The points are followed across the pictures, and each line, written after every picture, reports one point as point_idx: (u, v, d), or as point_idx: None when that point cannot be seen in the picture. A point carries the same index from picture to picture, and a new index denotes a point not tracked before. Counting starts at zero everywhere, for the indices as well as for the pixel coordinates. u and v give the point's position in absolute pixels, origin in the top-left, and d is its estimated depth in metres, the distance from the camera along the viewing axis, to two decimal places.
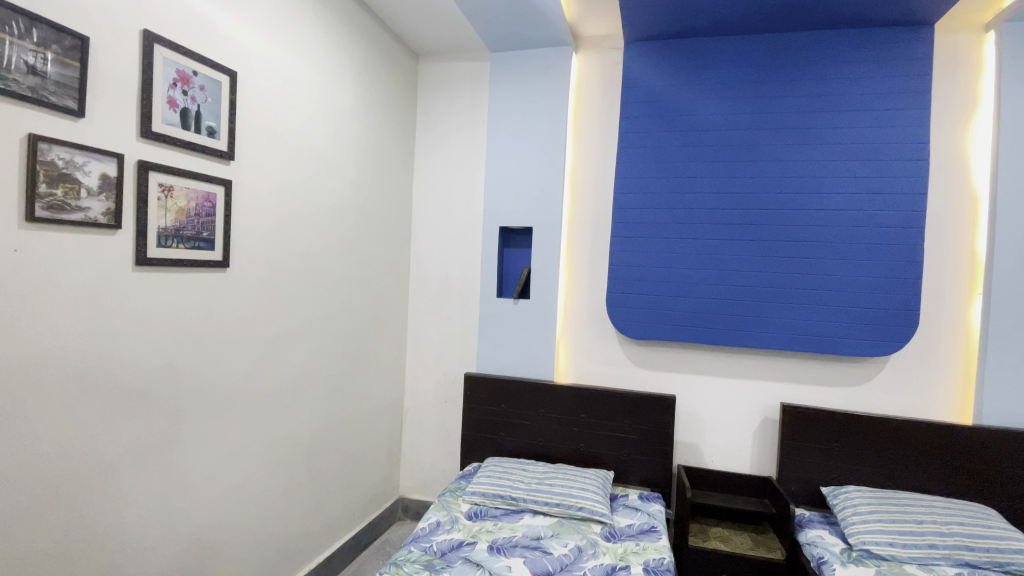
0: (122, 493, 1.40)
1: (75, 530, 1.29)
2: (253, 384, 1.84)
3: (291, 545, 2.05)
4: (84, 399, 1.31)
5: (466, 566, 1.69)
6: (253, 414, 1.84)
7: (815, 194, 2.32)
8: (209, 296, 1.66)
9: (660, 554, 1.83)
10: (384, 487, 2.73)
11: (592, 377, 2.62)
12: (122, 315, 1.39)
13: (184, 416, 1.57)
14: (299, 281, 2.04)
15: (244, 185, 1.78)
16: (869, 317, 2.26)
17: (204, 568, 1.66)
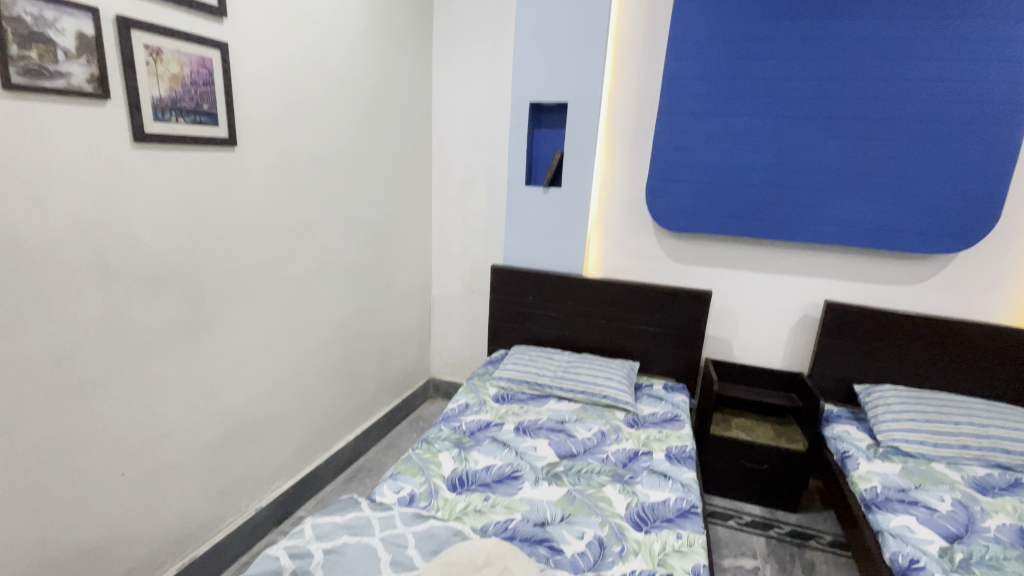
0: (158, 373, 1.44)
1: (120, 405, 1.36)
2: (276, 271, 1.81)
3: (328, 420, 2.18)
4: (105, 282, 1.29)
5: (493, 446, 1.74)
6: (279, 300, 1.84)
7: (911, 59, 1.93)
8: (220, 177, 1.55)
9: (682, 442, 1.86)
10: (415, 369, 2.83)
11: (623, 270, 2.50)
12: (128, 196, 1.32)
13: (209, 302, 1.57)
14: (314, 163, 1.90)
15: (243, 50, 1.57)
16: (943, 210, 2.01)
17: (247, 438, 1.78)
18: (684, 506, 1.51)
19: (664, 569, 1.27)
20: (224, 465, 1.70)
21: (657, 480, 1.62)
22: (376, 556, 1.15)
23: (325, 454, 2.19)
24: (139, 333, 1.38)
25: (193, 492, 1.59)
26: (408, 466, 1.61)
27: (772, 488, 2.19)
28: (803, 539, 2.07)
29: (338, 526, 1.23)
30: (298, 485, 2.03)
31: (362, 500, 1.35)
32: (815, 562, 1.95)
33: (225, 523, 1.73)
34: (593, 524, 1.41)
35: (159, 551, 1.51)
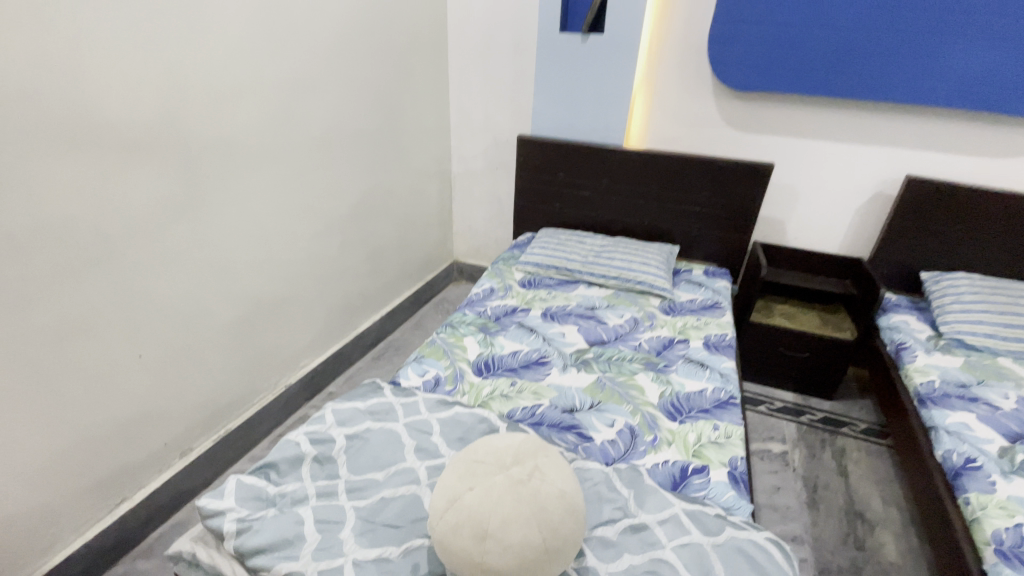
0: (159, 254, 1.33)
1: (123, 287, 1.27)
2: (274, 140, 1.59)
3: (350, 301, 2.12)
4: (74, 151, 1.12)
5: (520, 331, 1.64)
6: (282, 174, 1.65)
7: None
8: (189, 19, 1.27)
9: (723, 330, 1.72)
10: (438, 250, 2.71)
11: (670, 140, 2.18)
12: (78, 41, 1.08)
13: (202, 175, 1.39)
14: (304, 7, 1.58)
15: None
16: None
17: (266, 318, 1.73)
18: (723, 397, 1.41)
19: (698, 461, 1.20)
20: (246, 345, 1.67)
21: (694, 369, 1.51)
22: (401, 443, 1.09)
23: (351, 334, 2.17)
24: (128, 211, 1.24)
25: (217, 371, 1.59)
26: (433, 351, 1.53)
27: (810, 376, 2.10)
28: (836, 425, 2.01)
29: (360, 412, 1.16)
30: (326, 363, 2.04)
31: (384, 385, 1.27)
32: (847, 448, 1.91)
33: (256, 399, 1.76)
34: (624, 413, 1.32)
35: (192, 425, 1.54)
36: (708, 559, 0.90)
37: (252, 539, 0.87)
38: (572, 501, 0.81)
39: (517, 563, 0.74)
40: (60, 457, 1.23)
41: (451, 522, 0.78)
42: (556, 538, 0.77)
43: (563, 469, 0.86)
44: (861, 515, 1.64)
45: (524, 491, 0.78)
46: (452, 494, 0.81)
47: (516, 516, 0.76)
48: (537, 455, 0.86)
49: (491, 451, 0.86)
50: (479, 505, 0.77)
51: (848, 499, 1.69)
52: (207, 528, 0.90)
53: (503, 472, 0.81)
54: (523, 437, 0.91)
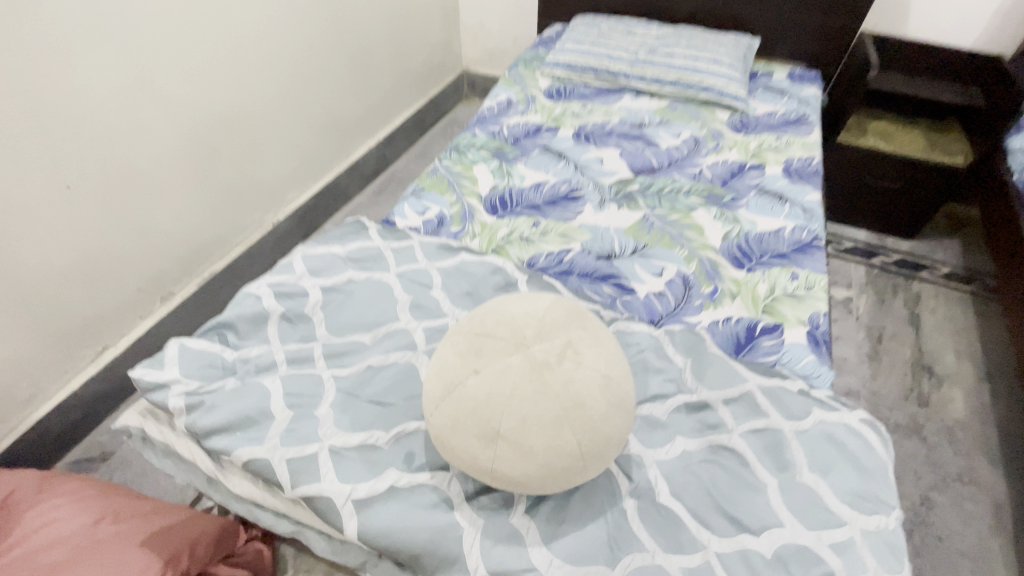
0: (39, 43, 0.95)
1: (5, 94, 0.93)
2: None
3: (338, 121, 1.74)
4: None
5: (545, 156, 1.26)
6: None
7: None
8: None
9: (809, 153, 1.33)
10: (443, 57, 2.18)
11: None
12: None
13: None
14: None
15: None
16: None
17: (229, 140, 1.38)
18: (804, 239, 1.10)
19: (770, 318, 0.95)
20: (214, 174, 1.38)
21: (768, 204, 1.17)
22: (393, 300, 0.85)
23: (345, 163, 1.83)
24: None
25: (183, 206, 1.32)
26: (434, 182, 1.19)
27: (894, 210, 1.74)
28: (913, 269, 1.72)
29: (339, 260, 0.89)
30: (318, 197, 1.74)
31: (371, 224, 0.98)
32: (922, 295, 1.64)
33: (241, 238, 1.53)
34: (678, 259, 1.02)
35: (168, 267, 1.34)
36: (789, 449, 0.68)
37: (206, 419, 0.70)
38: (619, 390, 0.59)
39: (538, 471, 0.56)
40: (7, 306, 1.05)
41: (450, 413, 0.59)
42: (594, 441, 0.57)
43: (609, 346, 0.62)
44: (929, 369, 1.44)
45: (551, 380, 0.56)
46: (452, 377, 0.60)
47: (537, 415, 0.55)
48: (572, 327, 0.62)
49: (506, 321, 0.62)
50: (486, 397, 0.57)
51: (916, 351, 1.48)
52: (152, 404, 0.72)
53: (521, 352, 0.58)
54: (553, 300, 0.66)
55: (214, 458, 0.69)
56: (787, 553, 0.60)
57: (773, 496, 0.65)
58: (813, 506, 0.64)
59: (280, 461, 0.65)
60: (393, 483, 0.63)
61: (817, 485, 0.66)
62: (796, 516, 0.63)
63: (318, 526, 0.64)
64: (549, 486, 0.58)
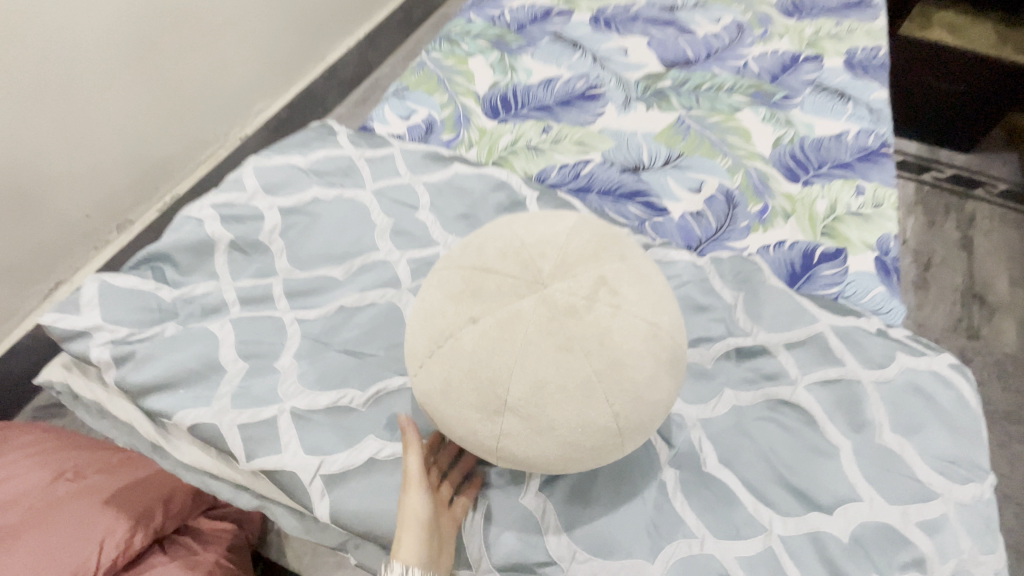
0: None
1: None
2: None
3: (308, 7, 1.41)
4: None
5: (555, 46, 1.03)
6: None
7: None
8: None
9: (876, 43, 1.08)
10: None
11: None
12: None
13: None
14: None
15: None
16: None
17: (172, 26, 1.06)
18: (871, 145, 0.89)
19: (830, 242, 0.77)
20: (162, 73, 1.08)
21: (827, 102, 0.95)
22: (369, 224, 0.68)
23: (321, 64, 1.52)
24: None
25: (127, 114, 1.04)
26: (420, 80, 0.98)
27: (955, 117, 1.50)
28: (966, 186, 1.51)
29: (301, 173, 0.71)
30: (293, 107, 1.45)
31: (341, 128, 0.79)
32: (976, 216, 1.45)
33: (205, 157, 1.25)
34: (719, 172, 0.84)
35: (121, 189, 1.08)
36: (867, 405, 0.55)
37: (140, 375, 0.56)
38: (669, 343, 0.45)
39: (560, 450, 0.43)
40: None
41: (440, 375, 0.44)
42: (634, 410, 0.43)
43: (654, 283, 0.47)
44: (981, 298, 1.29)
45: (578, 332, 0.42)
46: (442, 327, 0.45)
47: (559, 378, 0.41)
48: (605, 259, 0.46)
49: (514, 251, 0.46)
50: (490, 355, 0.42)
51: (968, 279, 1.32)
52: (75, 356, 0.58)
53: (535, 294, 0.43)
54: (576, 222, 0.50)
55: (155, 421, 0.56)
56: (865, 535, 0.48)
57: (848, 462, 0.52)
58: (897, 474, 0.51)
59: (230, 428, 0.52)
60: (373, 454, 0.50)
61: (902, 449, 0.53)
62: (876, 488, 0.51)
63: (286, 502, 0.52)
64: (573, 466, 0.45)
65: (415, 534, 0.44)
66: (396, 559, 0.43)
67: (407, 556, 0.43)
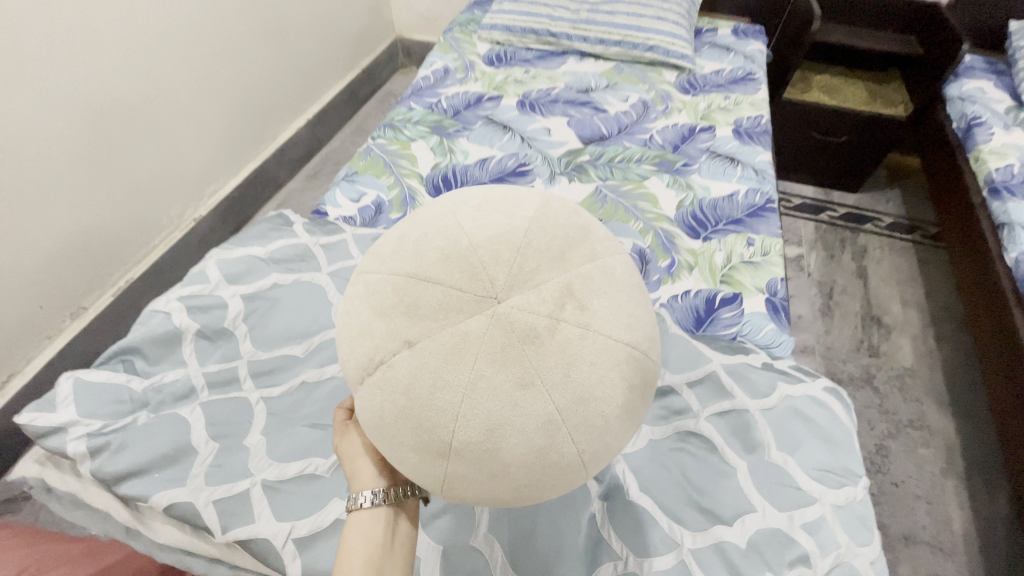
0: None
1: None
2: None
3: (258, 97, 1.52)
4: None
5: (487, 129, 1.16)
6: None
7: None
8: None
9: (758, 112, 1.25)
10: (371, 22, 1.96)
11: None
12: None
13: None
14: None
15: None
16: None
17: (130, 130, 1.15)
18: (758, 202, 1.06)
19: (728, 288, 0.91)
20: (124, 166, 1.17)
21: (720, 167, 1.12)
22: (325, 306, 0.76)
23: (273, 145, 1.63)
24: None
25: (89, 208, 1.12)
26: (369, 165, 1.09)
27: (839, 165, 1.74)
28: (858, 222, 1.74)
29: (261, 262, 0.80)
30: (244, 187, 1.54)
31: (296, 217, 0.89)
32: (868, 247, 1.67)
33: (159, 240, 1.32)
34: (633, 233, 0.98)
35: (77, 276, 1.14)
36: (757, 430, 0.66)
37: (116, 464, 0.60)
38: (643, 364, 0.43)
39: (515, 493, 0.40)
40: None
41: (376, 403, 0.42)
42: (602, 442, 0.41)
43: (627, 291, 0.45)
44: (877, 320, 1.49)
45: (537, 359, 0.39)
46: (374, 351, 0.42)
47: (516, 419, 0.38)
48: (570, 264, 0.44)
49: (460, 252, 0.44)
50: (431, 391, 0.39)
51: (865, 304, 1.52)
52: (49, 451, 0.61)
53: (487, 311, 0.41)
54: (536, 213, 0.47)
55: (130, 506, 0.60)
56: (760, 540, 0.58)
57: (743, 479, 0.62)
58: (784, 486, 0.62)
59: (206, 504, 0.57)
60: (339, 515, 0.57)
61: (785, 463, 0.64)
62: (769, 499, 0.61)
63: (258, 567, 0.57)
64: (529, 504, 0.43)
65: (366, 462, 0.48)
66: (358, 492, 0.47)
67: (366, 484, 0.47)
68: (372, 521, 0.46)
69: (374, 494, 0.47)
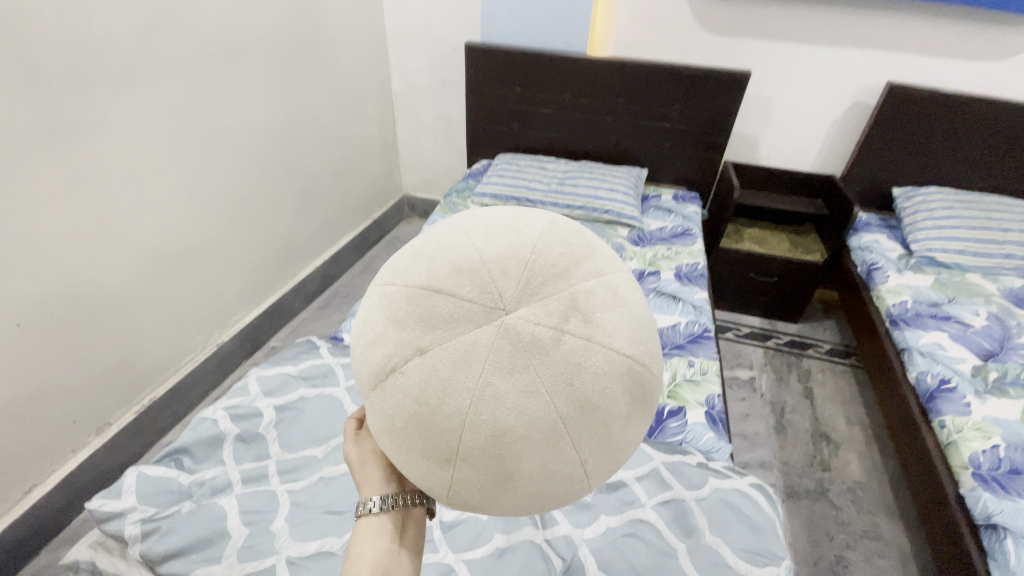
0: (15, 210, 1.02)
1: None
2: (177, 67, 1.27)
3: (284, 244, 1.84)
4: None
5: None
6: (187, 103, 1.32)
7: None
8: None
9: (695, 259, 1.56)
10: (383, 184, 2.38)
11: (639, 49, 1.89)
12: None
13: (73, 112, 1.07)
14: None
15: None
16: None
17: (181, 271, 1.43)
18: (697, 331, 1.30)
19: (674, 402, 1.11)
20: (169, 298, 1.41)
21: (665, 303, 1.38)
22: (342, 413, 0.94)
23: (292, 282, 1.91)
24: None
25: (132, 334, 1.33)
26: None
27: (777, 300, 2.04)
28: (801, 348, 1.99)
29: (292, 379, 0.99)
30: (263, 316, 1.78)
31: (321, 342, 1.10)
32: (812, 370, 1.90)
33: (184, 362, 1.52)
34: None
35: (108, 395, 1.31)
36: (693, 516, 0.82)
37: (164, 544, 0.72)
38: (642, 376, 0.50)
39: (521, 498, 0.46)
40: None
41: (388, 406, 0.48)
42: (602, 451, 0.48)
43: (628, 308, 0.52)
44: (826, 436, 1.65)
45: (542, 367, 0.46)
46: (390, 359, 0.49)
47: (519, 424, 0.44)
48: (575, 282, 0.52)
49: (472, 268, 0.51)
50: (442, 396, 0.45)
51: (813, 421, 1.70)
52: (106, 534, 0.74)
53: (496, 321, 0.48)
54: (540, 235, 0.55)
55: None
56: None
57: (682, 558, 0.76)
58: (716, 563, 0.76)
59: None
60: None
61: (717, 544, 0.78)
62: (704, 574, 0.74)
63: None
64: (533, 508, 0.49)
65: (376, 470, 0.58)
66: (369, 496, 0.57)
67: (375, 489, 0.57)
68: (381, 522, 0.57)
69: (382, 499, 0.57)
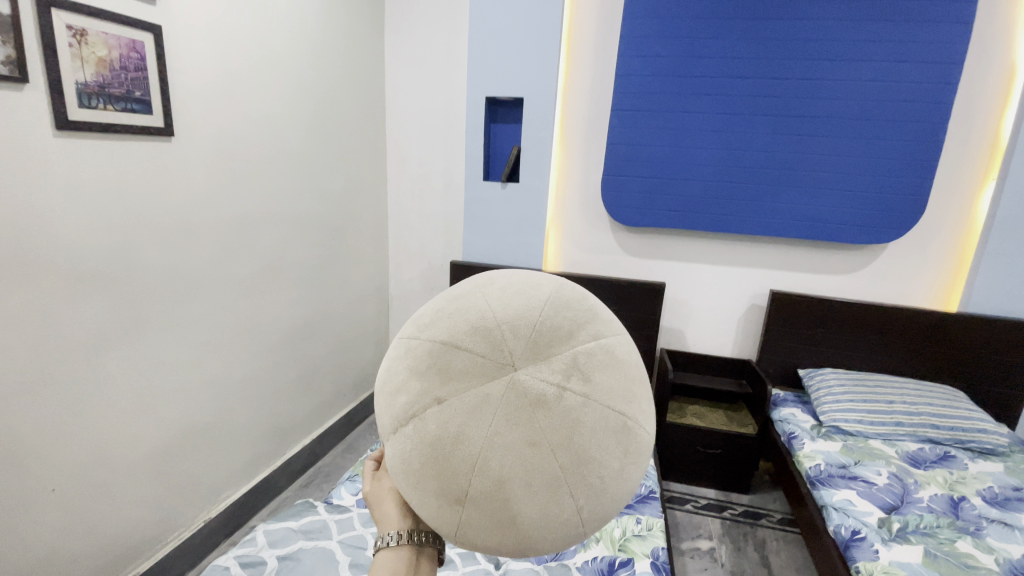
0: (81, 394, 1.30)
1: (42, 430, 1.23)
2: (227, 285, 1.71)
3: (281, 423, 2.06)
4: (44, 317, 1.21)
5: None
6: (228, 309, 1.72)
7: (833, 71, 2.01)
8: (158, 186, 1.44)
9: None
10: (373, 369, 2.71)
11: (583, 265, 2.48)
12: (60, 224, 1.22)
13: (148, 319, 1.45)
14: (259, 167, 1.78)
15: (182, 66, 1.47)
16: (887, 200, 2.09)
17: (190, 447, 1.63)
18: (644, 492, 1.53)
19: (624, 554, 1.28)
20: (174, 471, 1.59)
21: None
22: (335, 561, 1.09)
23: (280, 460, 2.07)
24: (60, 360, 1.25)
25: (136, 506, 1.48)
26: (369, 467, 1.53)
27: (725, 472, 2.26)
28: (754, 518, 2.14)
29: (293, 533, 1.16)
30: (250, 494, 1.90)
31: (319, 503, 1.28)
32: (766, 539, 2.03)
33: (170, 538, 1.59)
34: None
35: (94, 569, 1.38)
36: None
37: None
38: (631, 438, 0.68)
39: (518, 536, 0.63)
40: None
41: (405, 445, 0.67)
42: (595, 501, 0.65)
43: (622, 373, 0.73)
44: None
45: (545, 422, 0.65)
46: (413, 407, 0.68)
47: (523, 470, 0.63)
48: (577, 342, 0.73)
49: (485, 328, 0.72)
50: (453, 446, 0.64)
51: None
52: None
53: (505, 377, 0.68)
54: (548, 294, 0.77)
55: None
56: None
57: None
58: None
59: None
60: None
61: None
62: None
63: None
64: (530, 548, 0.65)
65: (393, 506, 0.75)
66: (388, 529, 0.75)
67: (393, 523, 0.75)
68: (393, 552, 0.74)
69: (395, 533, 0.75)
